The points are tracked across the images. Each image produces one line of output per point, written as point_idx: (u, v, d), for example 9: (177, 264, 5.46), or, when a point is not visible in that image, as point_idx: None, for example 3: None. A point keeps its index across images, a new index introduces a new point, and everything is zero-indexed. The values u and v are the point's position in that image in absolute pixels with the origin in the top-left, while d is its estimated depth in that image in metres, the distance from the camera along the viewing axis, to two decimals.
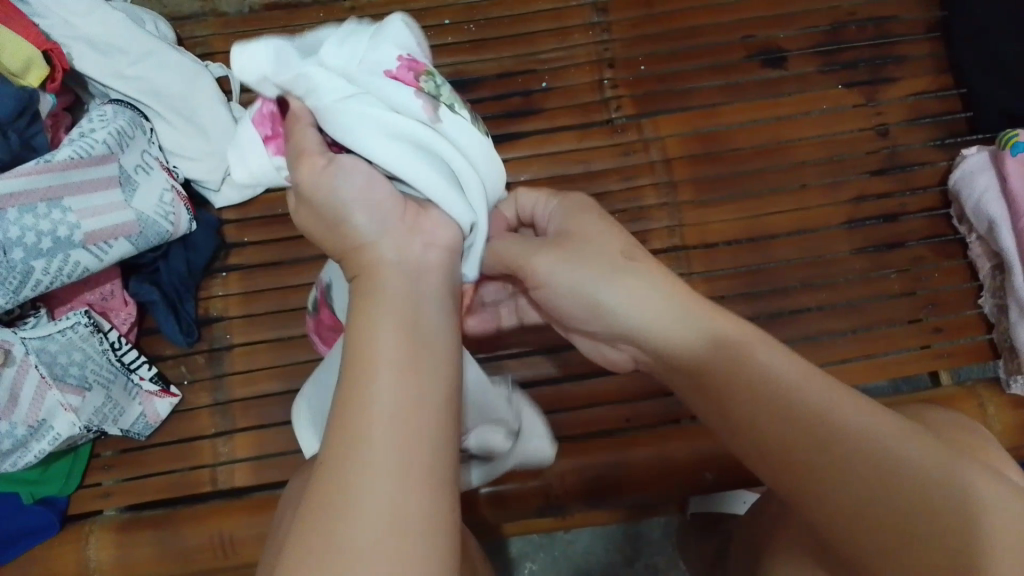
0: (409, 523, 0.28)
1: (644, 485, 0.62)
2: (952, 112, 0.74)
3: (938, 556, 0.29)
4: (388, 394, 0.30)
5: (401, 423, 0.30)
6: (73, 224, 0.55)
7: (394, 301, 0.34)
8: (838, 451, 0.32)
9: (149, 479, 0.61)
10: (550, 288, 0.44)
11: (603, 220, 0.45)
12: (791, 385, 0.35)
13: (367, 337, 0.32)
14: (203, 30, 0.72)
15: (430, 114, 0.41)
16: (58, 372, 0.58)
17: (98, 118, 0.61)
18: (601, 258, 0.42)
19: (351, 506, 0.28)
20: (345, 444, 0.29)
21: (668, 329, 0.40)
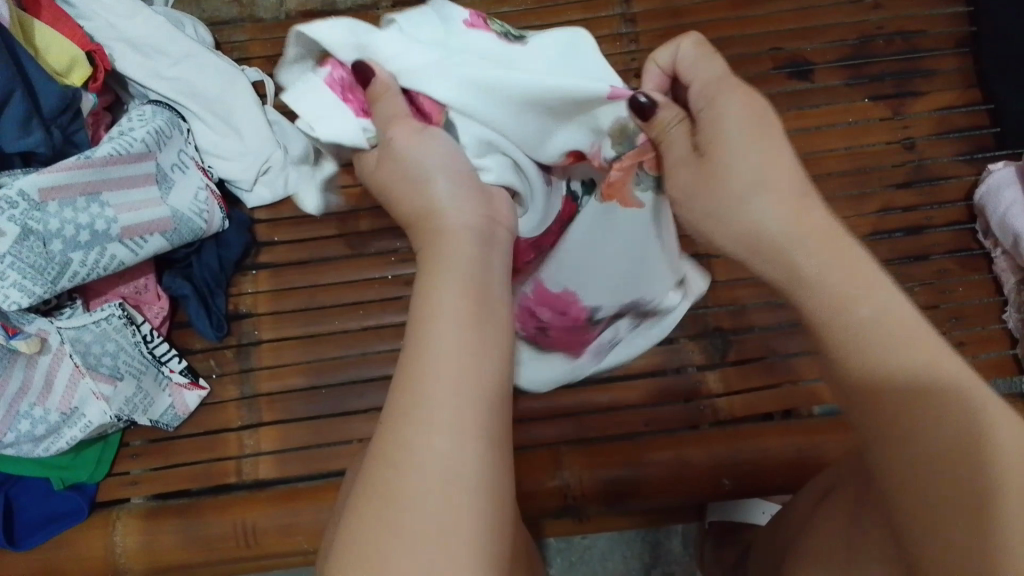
0: (463, 481, 0.31)
1: (663, 489, 0.62)
2: (979, 127, 0.74)
3: (971, 515, 0.30)
4: (450, 350, 0.35)
5: (460, 378, 0.34)
6: (110, 219, 0.57)
7: (455, 276, 0.38)
8: (906, 414, 0.33)
9: (175, 469, 0.63)
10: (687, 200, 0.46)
11: (757, 140, 0.44)
12: (898, 330, 0.35)
13: (433, 305, 0.37)
14: (241, 35, 0.74)
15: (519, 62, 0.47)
16: (91, 362, 0.59)
17: (137, 117, 0.63)
18: (746, 176, 0.43)
19: (418, 436, 0.32)
20: (410, 404, 0.33)
21: (801, 270, 0.39)
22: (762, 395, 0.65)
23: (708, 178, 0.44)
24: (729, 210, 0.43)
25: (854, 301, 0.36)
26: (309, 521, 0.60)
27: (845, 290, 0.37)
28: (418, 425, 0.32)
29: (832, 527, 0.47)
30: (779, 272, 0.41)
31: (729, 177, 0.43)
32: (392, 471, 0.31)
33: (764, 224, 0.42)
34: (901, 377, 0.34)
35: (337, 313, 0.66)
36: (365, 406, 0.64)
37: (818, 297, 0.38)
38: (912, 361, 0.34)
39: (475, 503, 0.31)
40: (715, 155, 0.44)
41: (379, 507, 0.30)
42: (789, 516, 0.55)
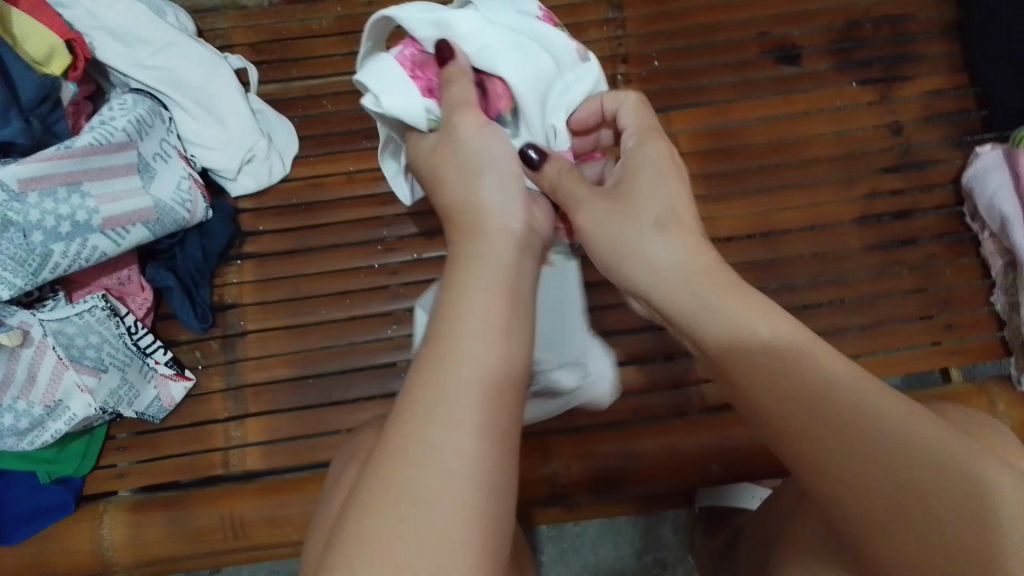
0: (478, 484, 0.30)
1: (652, 476, 0.62)
2: (967, 110, 0.73)
3: (963, 545, 0.31)
4: (477, 361, 0.33)
5: (485, 392, 0.32)
6: (91, 209, 0.57)
7: (486, 274, 0.37)
8: (880, 450, 0.32)
9: (162, 461, 0.63)
10: (590, 239, 0.44)
11: (666, 179, 0.42)
12: (801, 368, 0.35)
13: (461, 308, 0.35)
14: (223, 23, 0.74)
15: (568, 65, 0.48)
16: (75, 354, 0.59)
17: (118, 107, 0.62)
18: (631, 220, 0.42)
19: (438, 447, 0.30)
20: (431, 404, 0.32)
21: (696, 316, 0.39)
22: None
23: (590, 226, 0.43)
24: (619, 256, 0.42)
25: (753, 337, 0.36)
26: (296, 512, 0.60)
27: (760, 349, 0.36)
28: (438, 426, 0.31)
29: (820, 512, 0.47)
30: (680, 323, 0.40)
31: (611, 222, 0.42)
32: (406, 470, 0.30)
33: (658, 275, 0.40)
34: (829, 406, 0.34)
35: (324, 302, 0.65)
36: (353, 396, 0.64)
37: (719, 342, 0.38)
38: (827, 389, 0.34)
39: (487, 508, 0.30)
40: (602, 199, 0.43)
41: (391, 505, 0.29)
42: (777, 501, 0.55)
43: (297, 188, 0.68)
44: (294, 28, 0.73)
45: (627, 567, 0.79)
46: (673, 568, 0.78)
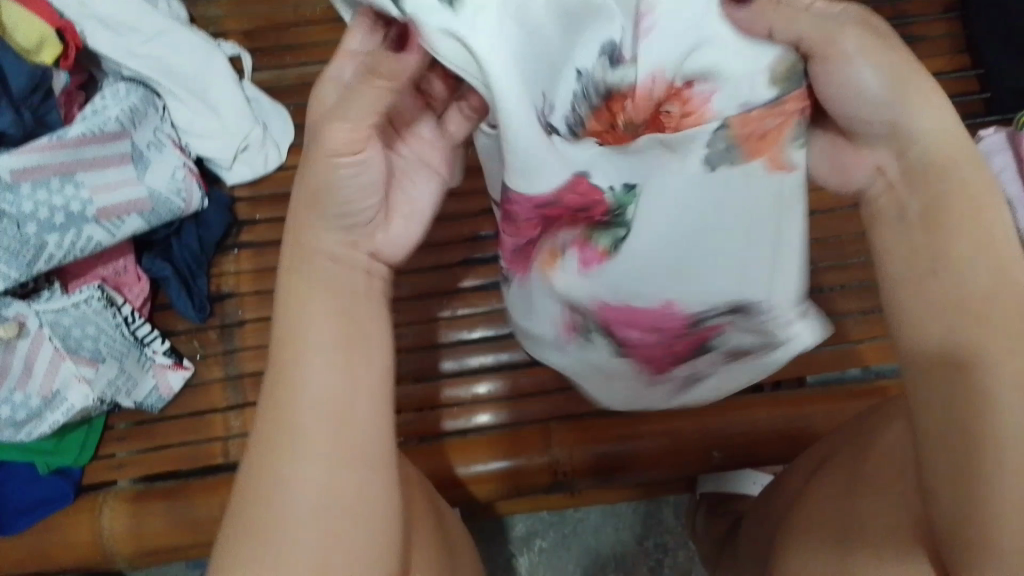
0: (343, 507, 0.34)
1: (652, 463, 0.62)
2: (968, 93, 0.73)
3: (963, 482, 0.33)
4: (318, 384, 0.34)
5: (331, 418, 0.34)
6: (85, 200, 0.56)
7: (324, 292, 0.35)
8: (959, 377, 0.33)
9: (160, 452, 0.62)
10: (845, 99, 0.33)
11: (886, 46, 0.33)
12: (980, 300, 0.33)
13: (300, 331, 0.35)
14: (216, 10, 0.73)
15: (662, 84, 0.34)
16: (72, 345, 0.59)
17: (110, 95, 0.62)
18: (891, 65, 0.32)
19: (284, 474, 0.33)
20: (279, 448, 0.34)
21: (925, 203, 0.34)
22: None
23: (824, 39, 0.32)
24: (864, 100, 0.33)
25: (952, 269, 0.33)
26: None
27: (914, 257, 0.34)
28: (292, 472, 0.33)
29: (825, 497, 0.47)
30: (903, 192, 0.34)
31: (863, 59, 0.32)
32: (270, 513, 0.33)
33: (904, 136, 0.34)
34: (945, 355, 0.33)
35: None
36: None
37: (892, 234, 0.35)
38: (961, 335, 0.33)
39: (348, 521, 0.34)
40: (850, 30, 0.32)
41: (257, 537, 0.33)
42: (780, 488, 0.55)
43: (293, 177, 0.68)
44: (288, 13, 0.72)
45: (630, 552, 0.79)
46: (676, 553, 0.79)
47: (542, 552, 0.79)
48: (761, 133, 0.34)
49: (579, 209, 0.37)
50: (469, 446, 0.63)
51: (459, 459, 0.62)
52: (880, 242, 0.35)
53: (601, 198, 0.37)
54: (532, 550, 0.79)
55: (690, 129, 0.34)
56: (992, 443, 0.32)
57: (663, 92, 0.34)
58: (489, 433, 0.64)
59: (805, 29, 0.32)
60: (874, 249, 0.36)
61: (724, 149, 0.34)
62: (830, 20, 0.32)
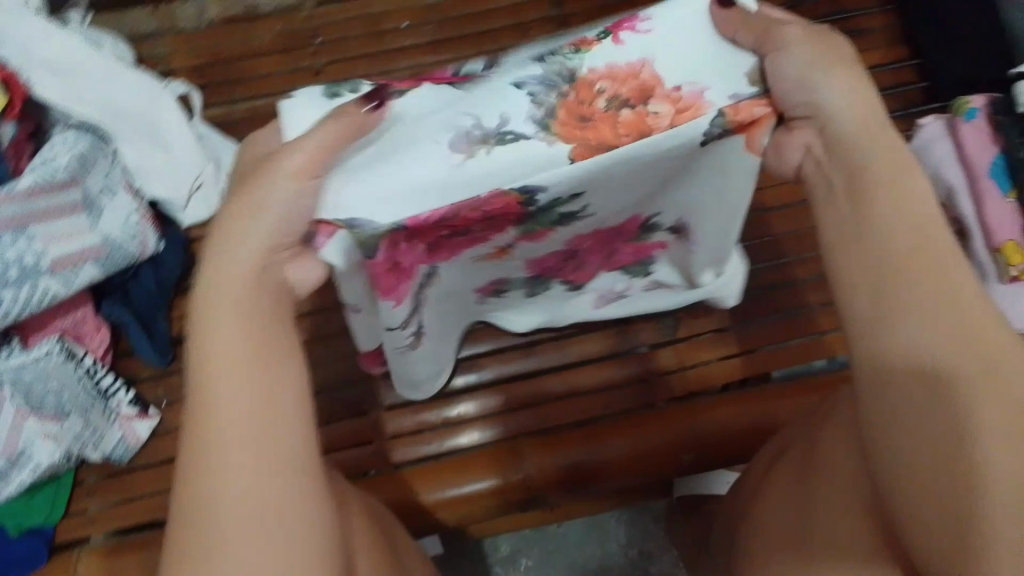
0: (266, 510, 0.31)
1: (621, 473, 0.63)
2: (908, 84, 0.75)
3: (951, 510, 0.30)
4: (230, 402, 0.32)
5: (250, 431, 0.32)
6: (39, 252, 0.56)
7: (240, 300, 0.34)
8: (920, 393, 0.31)
9: (132, 503, 0.61)
10: (783, 74, 0.35)
11: (810, 40, 0.35)
12: (908, 290, 0.32)
13: (208, 347, 0.33)
14: (163, 49, 0.72)
15: (623, 71, 0.35)
16: (35, 401, 0.58)
17: (59, 144, 0.61)
18: (805, 54, 0.35)
19: (204, 504, 0.31)
20: (205, 458, 0.31)
21: (848, 180, 0.35)
22: (714, 366, 0.67)
23: (770, 35, 0.35)
24: (801, 84, 0.35)
25: (876, 242, 0.33)
26: None
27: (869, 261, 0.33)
28: (212, 476, 0.31)
29: (779, 491, 0.48)
30: (827, 167, 0.36)
31: (793, 47, 0.35)
32: (203, 534, 0.30)
33: (822, 113, 0.35)
34: (916, 368, 0.31)
35: None
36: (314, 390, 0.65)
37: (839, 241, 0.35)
38: (894, 345, 0.32)
39: (283, 528, 0.31)
40: (790, 26, 0.35)
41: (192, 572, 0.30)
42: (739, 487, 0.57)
43: None
44: (235, 48, 0.72)
45: (614, 563, 0.79)
46: (659, 559, 0.79)
47: (528, 570, 0.79)
48: (752, 122, 0.35)
49: (487, 215, 0.35)
50: (442, 469, 0.63)
51: (435, 484, 0.62)
52: (827, 234, 0.36)
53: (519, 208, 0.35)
54: (518, 568, 0.79)
55: (654, 131, 0.34)
56: (964, 455, 0.30)
57: (625, 86, 0.35)
58: (470, 452, 0.64)
59: (761, 22, 0.35)
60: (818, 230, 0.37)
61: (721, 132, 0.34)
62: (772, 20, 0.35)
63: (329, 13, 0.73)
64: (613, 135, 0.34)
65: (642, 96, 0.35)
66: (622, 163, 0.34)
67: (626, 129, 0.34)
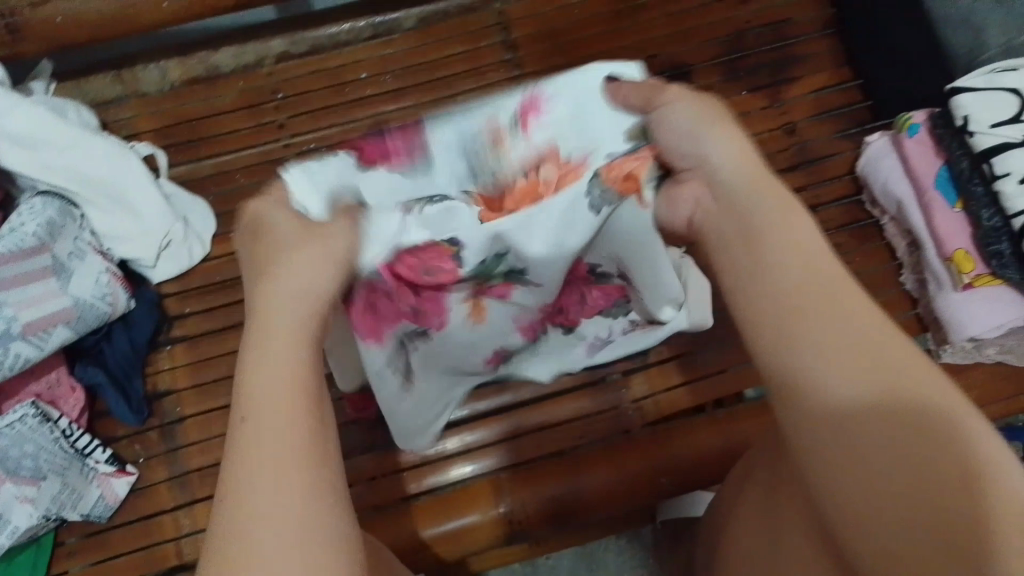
0: (314, 518, 0.29)
1: (600, 504, 0.63)
2: (854, 103, 0.78)
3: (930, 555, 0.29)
4: (276, 409, 0.31)
5: (295, 436, 0.31)
6: (10, 317, 0.57)
7: (282, 319, 0.34)
8: (857, 435, 0.32)
9: (115, 561, 0.61)
10: (663, 129, 0.40)
11: (698, 107, 0.40)
12: (821, 336, 0.33)
13: (253, 361, 0.33)
14: (127, 113, 0.74)
15: (531, 155, 0.41)
16: (10, 467, 0.58)
17: (26, 212, 0.61)
18: (692, 110, 0.40)
19: (253, 514, 0.29)
20: (250, 470, 0.30)
21: (739, 223, 0.38)
22: (683, 391, 0.68)
23: (653, 97, 0.40)
24: (684, 139, 0.40)
25: (779, 284, 0.36)
26: None
27: (774, 313, 0.35)
28: (260, 485, 0.29)
29: (749, 518, 0.49)
30: (718, 217, 0.40)
31: (677, 103, 0.40)
32: (223, 549, 0.28)
33: (709, 164, 0.40)
34: (844, 410, 0.32)
35: None
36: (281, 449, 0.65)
37: (752, 288, 0.37)
38: (823, 390, 0.33)
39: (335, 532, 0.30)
40: (673, 87, 0.41)
41: None
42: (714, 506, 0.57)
43: (220, 266, 0.69)
44: (197, 108, 0.74)
45: None
46: None
47: None
48: (625, 176, 0.40)
49: (428, 271, 0.42)
50: (433, 507, 0.63)
51: (432, 519, 0.63)
52: (725, 282, 0.38)
53: (450, 266, 0.42)
54: None
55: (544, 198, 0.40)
56: (932, 490, 0.30)
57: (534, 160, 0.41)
58: (456, 487, 0.65)
59: (643, 95, 0.41)
60: (717, 271, 0.39)
61: (603, 195, 0.40)
62: (658, 84, 0.41)
63: (288, 68, 0.75)
64: (509, 205, 0.41)
65: (536, 165, 0.41)
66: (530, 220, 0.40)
67: (522, 198, 0.41)
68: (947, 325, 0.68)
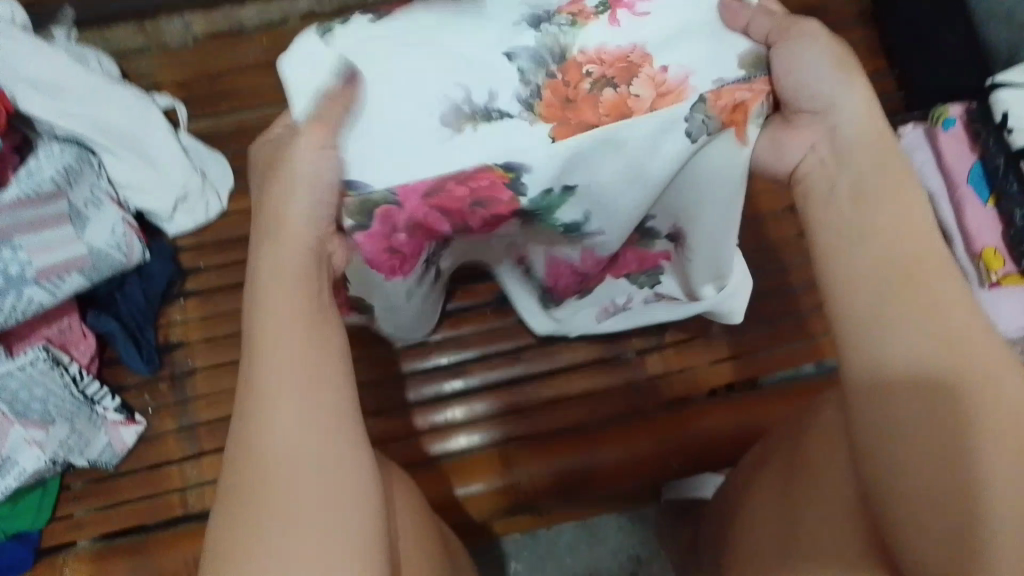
0: (319, 473, 0.33)
1: (610, 481, 0.63)
2: (887, 92, 0.76)
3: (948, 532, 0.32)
4: (278, 368, 0.34)
5: (297, 396, 0.34)
6: (25, 262, 0.57)
7: (288, 273, 0.36)
8: (917, 413, 0.33)
9: (119, 508, 0.62)
10: (793, 68, 0.38)
11: (831, 55, 0.38)
12: (902, 301, 0.34)
13: (262, 314, 0.35)
14: (150, 64, 0.74)
15: (612, 55, 0.39)
16: (20, 409, 0.59)
17: (45, 156, 0.61)
18: (830, 55, 0.38)
19: (258, 467, 0.33)
20: (259, 428, 0.33)
21: (854, 184, 0.37)
22: (697, 372, 0.67)
23: (779, 28, 0.39)
24: (814, 78, 0.38)
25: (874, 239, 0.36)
26: None
27: (878, 277, 0.35)
28: (267, 441, 0.33)
29: (767, 502, 0.48)
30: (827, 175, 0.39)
31: (810, 42, 0.38)
32: (241, 497, 0.32)
33: (834, 112, 0.38)
34: (912, 381, 0.33)
35: None
36: None
37: (837, 245, 0.37)
38: (893, 358, 0.34)
39: (338, 486, 0.33)
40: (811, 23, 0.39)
41: (248, 527, 0.32)
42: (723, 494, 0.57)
43: (237, 222, 0.69)
44: (221, 62, 0.73)
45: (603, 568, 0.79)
46: (649, 564, 0.79)
47: None
48: (734, 105, 0.39)
49: (478, 201, 0.40)
50: (467, 465, 0.64)
51: (462, 479, 0.63)
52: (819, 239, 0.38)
53: (508, 197, 0.40)
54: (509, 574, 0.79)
55: (635, 115, 0.38)
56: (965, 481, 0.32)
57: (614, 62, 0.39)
58: (465, 455, 0.64)
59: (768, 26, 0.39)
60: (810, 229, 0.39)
61: (707, 122, 0.39)
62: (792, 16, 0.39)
63: (314, 28, 0.75)
64: (595, 116, 0.38)
65: (626, 75, 0.38)
66: (616, 145, 0.39)
67: (607, 110, 0.38)
68: None
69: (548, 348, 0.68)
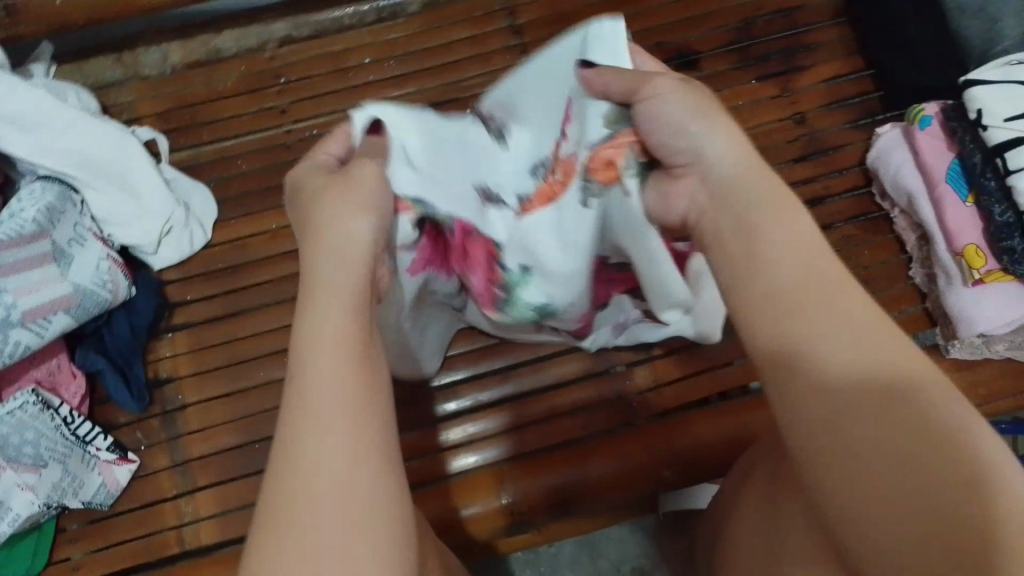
0: (356, 491, 0.32)
1: (605, 495, 0.63)
2: (865, 93, 0.77)
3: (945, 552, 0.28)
4: (327, 377, 0.34)
5: (344, 412, 0.33)
6: (10, 305, 0.57)
7: (331, 297, 0.37)
8: (881, 425, 0.31)
9: (115, 549, 0.61)
10: (658, 122, 0.41)
11: (699, 106, 0.40)
12: (828, 319, 0.33)
13: (308, 333, 0.35)
14: (128, 96, 0.73)
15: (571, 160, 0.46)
16: (11, 453, 0.58)
17: (28, 196, 0.61)
18: (684, 99, 0.40)
19: (301, 474, 0.32)
20: (302, 440, 0.32)
21: (734, 219, 0.37)
22: (687, 383, 0.67)
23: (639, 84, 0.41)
24: (671, 131, 0.41)
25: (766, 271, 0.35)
26: None
27: (780, 301, 0.34)
28: (309, 451, 0.32)
29: (753, 510, 0.48)
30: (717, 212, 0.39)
31: (667, 94, 0.41)
32: (281, 510, 0.31)
33: (705, 160, 0.40)
34: (865, 389, 0.32)
35: (264, 362, 0.65)
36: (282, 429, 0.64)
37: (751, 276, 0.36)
38: (836, 370, 0.32)
39: (374, 505, 0.32)
40: (662, 76, 0.41)
41: (282, 541, 0.30)
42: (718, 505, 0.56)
43: (221, 252, 0.69)
44: (199, 91, 0.73)
45: None
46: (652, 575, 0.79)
47: None
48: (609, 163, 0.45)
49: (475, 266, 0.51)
50: (466, 484, 0.63)
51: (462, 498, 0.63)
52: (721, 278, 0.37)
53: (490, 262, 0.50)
54: None
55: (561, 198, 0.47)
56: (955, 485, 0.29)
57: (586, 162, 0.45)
58: (463, 476, 0.64)
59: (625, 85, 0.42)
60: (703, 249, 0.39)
61: (596, 187, 0.46)
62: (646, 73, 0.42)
63: (291, 52, 0.74)
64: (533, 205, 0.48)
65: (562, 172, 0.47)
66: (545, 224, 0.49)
67: (541, 200, 0.49)
68: (954, 321, 0.67)
69: (540, 364, 0.68)
